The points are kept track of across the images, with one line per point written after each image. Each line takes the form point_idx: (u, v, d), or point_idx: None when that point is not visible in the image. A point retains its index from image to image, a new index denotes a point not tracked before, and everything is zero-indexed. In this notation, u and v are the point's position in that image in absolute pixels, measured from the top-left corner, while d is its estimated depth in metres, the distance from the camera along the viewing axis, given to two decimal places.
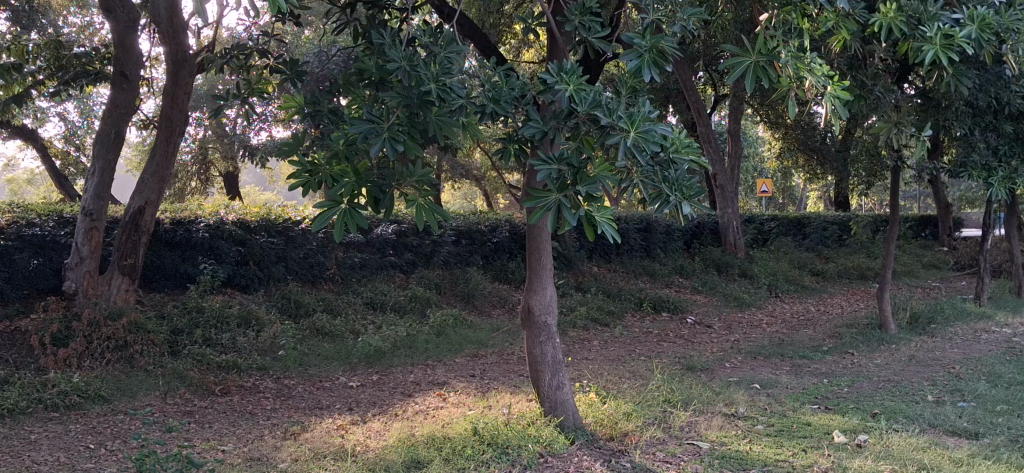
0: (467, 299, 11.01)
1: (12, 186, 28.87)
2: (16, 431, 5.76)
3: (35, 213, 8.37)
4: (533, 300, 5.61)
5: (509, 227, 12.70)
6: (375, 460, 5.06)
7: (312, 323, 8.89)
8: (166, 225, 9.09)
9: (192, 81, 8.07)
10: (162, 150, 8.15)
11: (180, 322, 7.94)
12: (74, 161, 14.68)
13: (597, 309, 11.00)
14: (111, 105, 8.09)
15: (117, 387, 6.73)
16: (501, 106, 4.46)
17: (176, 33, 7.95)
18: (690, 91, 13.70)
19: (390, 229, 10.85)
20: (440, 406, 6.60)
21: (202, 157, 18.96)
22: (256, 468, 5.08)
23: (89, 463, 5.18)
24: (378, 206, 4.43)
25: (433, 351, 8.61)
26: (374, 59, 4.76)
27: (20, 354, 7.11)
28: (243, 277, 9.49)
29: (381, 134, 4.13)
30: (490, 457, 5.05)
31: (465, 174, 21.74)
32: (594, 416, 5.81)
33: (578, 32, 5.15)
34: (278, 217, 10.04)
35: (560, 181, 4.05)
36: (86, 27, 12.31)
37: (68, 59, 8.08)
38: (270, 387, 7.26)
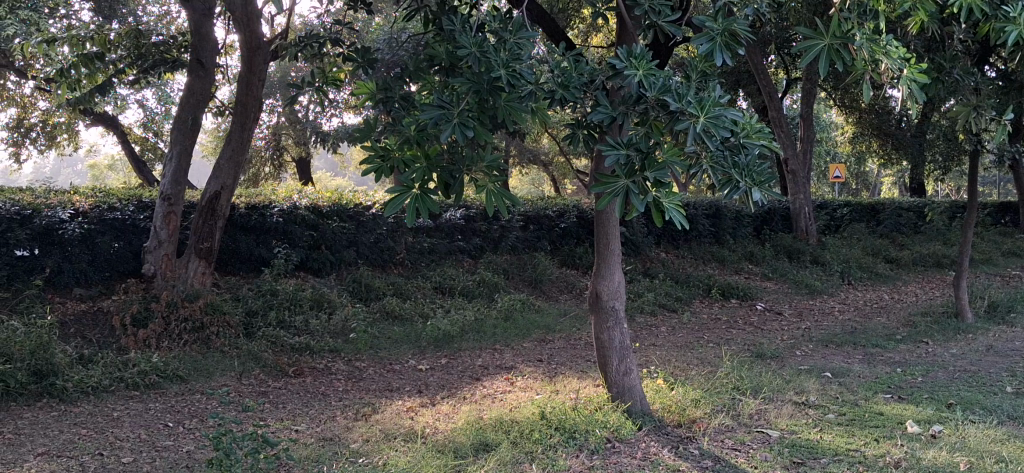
0: (535, 284, 11.05)
1: (92, 171, 29.71)
2: (99, 409, 5.96)
3: (116, 198, 8.61)
4: (600, 285, 5.62)
5: (577, 213, 12.71)
6: (444, 442, 5.13)
7: (383, 306, 9.02)
8: (242, 209, 9.29)
9: (266, 68, 8.18)
10: (237, 136, 8.31)
11: (255, 305, 8.13)
12: (152, 147, 15.09)
13: (665, 296, 10.96)
14: (188, 92, 8.27)
15: (194, 367, 6.92)
16: (570, 92, 4.49)
17: (251, 21, 8.06)
18: (762, 74, 13.50)
19: (459, 213, 10.93)
20: (508, 389, 6.65)
21: (276, 143, 19.35)
22: (328, 448, 5.18)
23: (168, 440, 5.34)
24: (448, 191, 4.46)
25: (500, 335, 8.66)
26: (444, 45, 4.79)
27: (102, 334, 7.35)
28: (316, 261, 9.66)
29: (451, 120, 4.19)
30: (557, 441, 5.07)
31: (533, 159, 21.78)
32: (661, 403, 5.79)
33: (647, 16, 5.08)
34: (350, 201, 10.13)
35: (629, 166, 4.05)
36: (164, 16, 12.67)
37: (148, 48, 8.34)
38: (342, 368, 7.40)
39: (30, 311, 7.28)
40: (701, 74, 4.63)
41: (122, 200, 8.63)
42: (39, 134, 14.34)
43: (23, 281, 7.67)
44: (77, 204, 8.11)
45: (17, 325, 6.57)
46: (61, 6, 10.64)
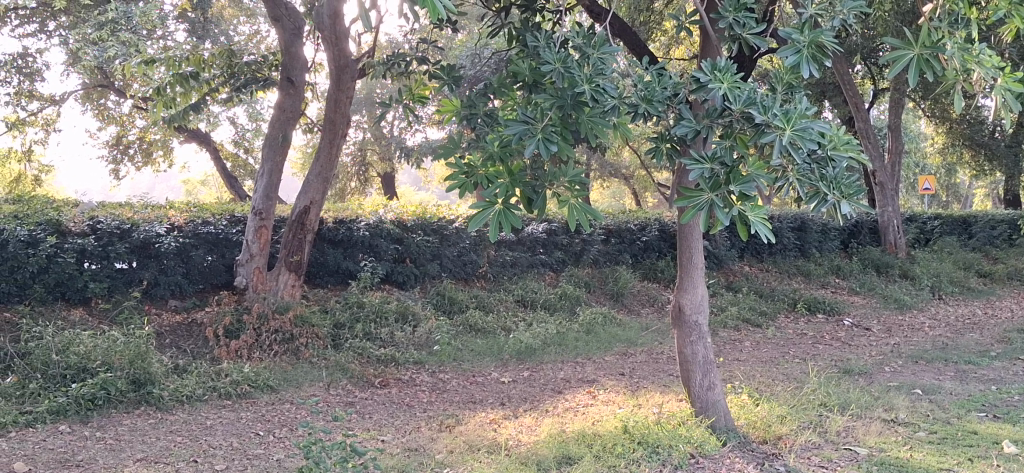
0: (616, 298, 11.03)
1: (186, 186, 30.63)
2: (194, 417, 6.14)
3: (210, 213, 8.91)
4: (683, 299, 5.60)
5: (659, 226, 12.65)
6: (527, 454, 5.17)
7: (466, 319, 9.11)
8: (329, 224, 9.49)
9: (354, 85, 8.34)
10: (326, 152, 8.50)
11: (342, 317, 8.30)
12: (243, 163, 15.52)
13: (749, 310, 10.83)
14: (279, 110, 8.49)
15: (284, 377, 7.09)
16: (654, 106, 4.45)
17: (339, 39, 8.23)
18: (848, 85, 13.25)
19: (540, 227, 10.98)
20: (590, 403, 6.65)
21: (361, 158, 19.73)
22: (414, 458, 5.26)
23: (259, 448, 5.48)
24: (531, 206, 4.50)
25: (582, 349, 8.66)
26: (527, 61, 4.83)
27: (196, 344, 7.57)
28: (400, 274, 9.80)
29: (536, 135, 4.22)
30: (641, 455, 5.05)
31: (614, 173, 21.75)
32: (746, 418, 5.73)
33: (732, 29, 5.02)
34: (433, 216, 10.28)
35: (713, 180, 4.03)
36: (255, 35, 13.07)
37: (240, 67, 8.62)
38: (426, 380, 7.49)
39: (129, 322, 7.54)
40: (787, 86, 4.59)
41: (216, 214, 8.92)
42: (136, 151, 14.90)
43: (122, 292, 7.97)
44: (173, 219, 8.42)
45: (118, 335, 6.83)
46: (158, 28, 11.03)
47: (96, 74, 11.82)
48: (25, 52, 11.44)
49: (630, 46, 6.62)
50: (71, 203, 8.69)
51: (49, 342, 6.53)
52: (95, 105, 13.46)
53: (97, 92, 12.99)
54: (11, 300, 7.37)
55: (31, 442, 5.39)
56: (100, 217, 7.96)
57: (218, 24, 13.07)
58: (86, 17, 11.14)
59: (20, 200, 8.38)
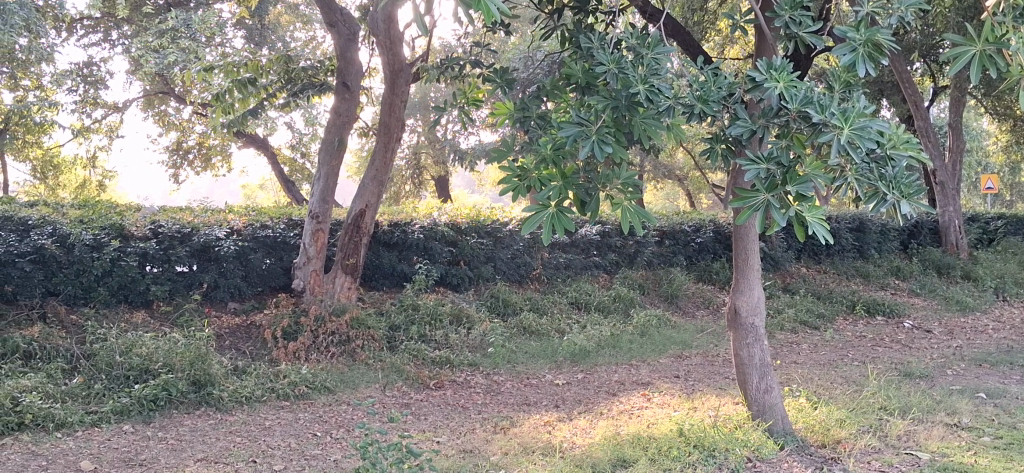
0: (671, 300, 10.96)
1: (245, 191, 31.09)
2: (253, 418, 6.23)
3: (268, 217, 9.05)
4: (739, 301, 5.54)
5: (714, 227, 12.56)
6: (582, 457, 5.16)
7: (520, 321, 9.12)
8: (384, 227, 9.58)
9: (408, 90, 8.37)
10: (380, 156, 8.57)
11: (397, 319, 8.37)
12: (300, 167, 15.73)
13: (806, 312, 10.69)
14: (334, 115, 8.57)
15: (340, 378, 7.17)
16: (709, 106, 4.42)
17: (394, 44, 8.25)
18: (907, 83, 13.00)
19: (594, 230, 10.96)
20: (645, 406, 6.61)
21: (415, 162, 19.90)
22: (468, 460, 5.28)
23: (317, 449, 5.55)
24: (584, 209, 4.48)
25: (637, 351, 8.62)
26: (580, 63, 4.82)
27: (254, 346, 7.69)
28: (455, 276, 9.84)
29: (589, 137, 4.21)
30: (696, 459, 5.00)
31: (667, 175, 21.61)
32: (804, 422, 5.66)
33: (788, 27, 4.94)
34: (487, 218, 10.32)
35: (769, 181, 3.97)
36: (310, 41, 13.26)
37: (297, 72, 8.72)
38: (481, 382, 7.52)
39: (189, 325, 7.66)
40: (845, 85, 4.53)
41: (273, 218, 9.06)
42: (196, 156, 15.18)
43: (183, 295, 8.11)
44: (232, 223, 8.57)
45: (178, 338, 6.97)
46: (217, 35, 11.22)
47: (158, 81, 12.06)
48: (90, 61, 11.74)
49: (684, 45, 6.61)
50: (134, 208, 8.87)
51: (112, 345, 6.69)
52: (156, 111, 13.75)
53: (158, 98, 13.26)
54: (76, 303, 7.52)
55: (96, 441, 5.52)
56: (162, 221, 8.15)
57: (275, 30, 13.29)
58: (148, 26, 11.39)
59: (84, 206, 8.58)
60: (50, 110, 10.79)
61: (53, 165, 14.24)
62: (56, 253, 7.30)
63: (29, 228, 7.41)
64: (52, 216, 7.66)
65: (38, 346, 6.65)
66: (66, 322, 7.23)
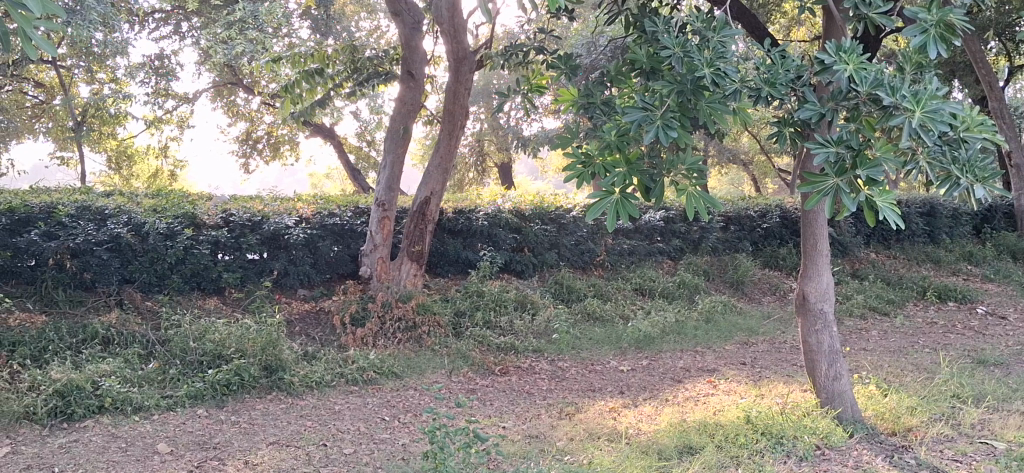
0: (737, 286, 10.85)
1: (311, 180, 31.40)
2: (323, 402, 6.35)
3: (335, 205, 9.19)
4: (808, 287, 5.47)
5: (781, 213, 12.41)
6: (648, 443, 5.16)
7: (584, 307, 9.13)
8: (449, 214, 9.66)
9: (472, 77, 8.35)
10: (445, 144, 8.61)
11: (463, 305, 8.45)
12: (366, 155, 15.91)
13: (875, 298, 10.50)
14: (400, 103, 8.63)
15: (407, 364, 7.25)
16: (777, 89, 4.37)
17: (457, 32, 8.20)
18: (981, 64, 12.54)
19: (658, 216, 10.90)
20: (711, 393, 6.57)
21: (479, 148, 20.02)
22: (535, 445, 5.31)
23: (385, 433, 5.63)
24: (648, 195, 4.45)
25: (703, 338, 8.56)
26: (645, 48, 4.78)
27: (324, 332, 7.82)
28: (519, 263, 9.89)
29: (654, 122, 4.20)
30: (764, 446, 4.97)
31: (732, 159, 21.28)
32: (874, 410, 5.58)
33: (857, 8, 4.84)
34: (551, 205, 10.34)
35: (839, 165, 3.92)
36: (375, 30, 13.39)
37: (363, 62, 8.79)
38: (546, 368, 7.54)
39: (260, 311, 7.82)
40: (916, 66, 4.42)
41: (340, 206, 9.20)
42: (264, 146, 15.43)
43: (254, 282, 8.27)
44: (301, 211, 8.72)
45: (250, 323, 7.12)
46: (284, 25, 11.37)
47: (226, 72, 12.29)
48: (161, 54, 12.01)
49: (748, 28, 6.50)
50: (206, 197, 9.06)
51: (187, 331, 6.86)
52: (226, 102, 14.00)
53: (227, 89, 13.52)
54: (151, 290, 7.72)
55: (172, 424, 5.67)
56: (233, 210, 8.32)
57: (340, 21, 13.44)
58: (216, 18, 11.59)
59: (158, 195, 8.79)
60: (124, 102, 11.06)
61: (127, 156, 14.62)
62: (132, 241, 7.49)
63: (107, 217, 7.60)
64: (128, 205, 7.87)
65: (116, 332, 6.85)
66: (142, 308, 7.44)
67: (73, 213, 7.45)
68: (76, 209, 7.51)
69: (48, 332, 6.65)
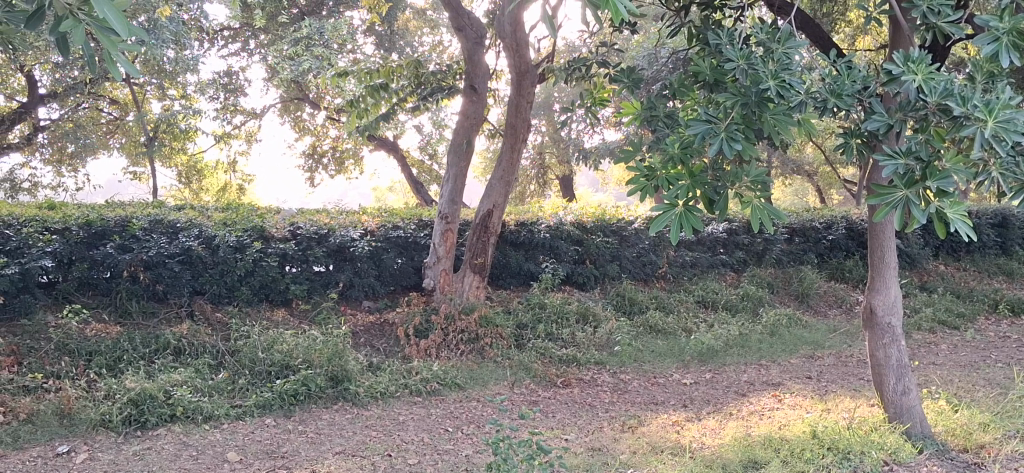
0: (802, 299, 10.71)
1: (375, 194, 31.80)
2: (387, 413, 6.42)
3: (399, 218, 9.33)
4: (875, 300, 5.39)
5: (847, 224, 12.24)
6: (713, 458, 5.12)
7: (646, 320, 9.09)
8: (511, 227, 9.72)
9: (534, 91, 8.38)
10: (507, 157, 8.66)
11: (525, 317, 8.47)
12: (428, 169, 16.09)
13: (945, 312, 10.28)
14: (463, 117, 8.70)
15: (470, 375, 7.29)
16: (842, 100, 4.35)
17: (520, 46, 8.24)
18: None
19: (721, 228, 10.83)
20: (776, 407, 6.50)
21: (540, 161, 20.10)
22: (598, 457, 5.31)
23: (449, 444, 5.68)
24: (712, 207, 4.45)
25: (767, 351, 8.46)
26: (709, 60, 4.76)
27: (388, 343, 7.92)
28: (581, 275, 9.90)
29: (719, 134, 4.16)
30: (831, 462, 4.89)
31: (796, 171, 20.97)
32: (944, 425, 5.47)
33: (926, 17, 4.75)
34: (613, 217, 10.34)
35: (908, 176, 3.86)
36: (438, 45, 13.55)
37: (427, 77, 8.89)
38: (607, 380, 7.53)
39: (327, 322, 7.94)
40: (988, 75, 4.33)
41: (404, 219, 9.32)
42: (330, 160, 15.68)
43: (320, 294, 8.41)
44: (366, 224, 8.88)
45: (317, 335, 7.25)
46: (349, 42, 11.57)
47: (292, 88, 12.55)
48: (230, 71, 12.32)
49: (812, 38, 6.48)
50: (274, 210, 9.26)
51: (255, 341, 7.01)
52: (292, 117, 14.26)
53: (294, 104, 13.79)
54: (221, 302, 7.89)
55: (241, 433, 5.78)
56: (300, 223, 8.49)
57: (404, 36, 13.65)
58: (283, 34, 11.84)
59: (228, 209, 8.99)
60: (194, 118, 11.36)
61: (197, 170, 14.99)
62: (203, 253, 7.67)
63: (178, 231, 7.84)
64: (199, 219, 8.10)
65: (187, 342, 7.02)
66: (212, 320, 7.59)
67: (145, 226, 7.72)
68: (149, 223, 7.77)
69: (123, 342, 6.84)
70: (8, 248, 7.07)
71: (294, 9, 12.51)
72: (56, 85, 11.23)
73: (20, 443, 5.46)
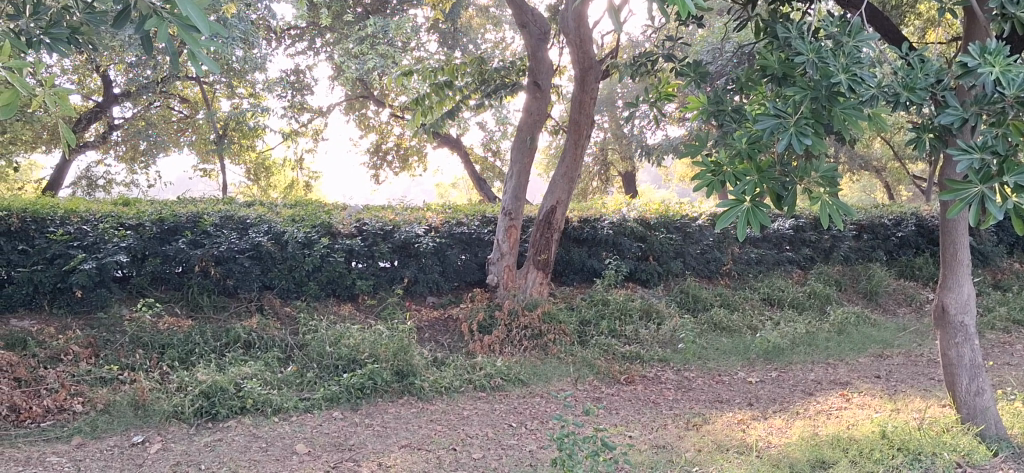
0: (870, 297, 10.52)
1: (439, 190, 32.06)
2: (452, 407, 6.47)
3: (463, 214, 9.40)
4: (947, 298, 5.27)
5: (917, 221, 12.00)
6: (779, 457, 5.06)
7: (711, 317, 9.01)
8: (574, 223, 9.72)
9: (597, 87, 8.34)
10: (570, 154, 8.64)
11: (588, 314, 8.47)
12: (491, 165, 16.16)
13: (1019, 311, 10.02)
14: (526, 113, 8.70)
15: (533, 371, 7.30)
16: (915, 94, 4.27)
17: (584, 42, 8.22)
18: None
19: (787, 224, 10.69)
20: (844, 406, 6.40)
21: (603, 157, 20.07)
22: (662, 455, 5.29)
23: (513, 439, 5.70)
24: (780, 204, 4.38)
25: (835, 350, 8.33)
26: (777, 54, 4.69)
27: (452, 338, 7.97)
28: (644, 271, 9.86)
29: (788, 129, 4.08)
30: (901, 462, 4.79)
31: (864, 166, 20.60)
32: (1020, 428, 5.34)
33: (1003, 7, 4.63)
34: (676, 213, 10.27)
35: (984, 171, 3.76)
36: (501, 42, 13.60)
37: (490, 74, 8.93)
38: (671, 378, 7.48)
39: (392, 317, 8.02)
40: None
41: (468, 215, 9.38)
42: (394, 157, 15.85)
43: (386, 289, 8.51)
44: (430, 220, 8.96)
45: (383, 329, 7.34)
46: (413, 40, 11.68)
47: (357, 86, 12.70)
48: (297, 69, 12.51)
49: (880, 31, 6.32)
50: (341, 206, 9.39)
51: (323, 336, 7.12)
52: (357, 115, 14.43)
53: (359, 102, 13.96)
54: (290, 296, 8.03)
55: (309, 426, 5.87)
56: (366, 220, 8.60)
57: (467, 33, 13.74)
58: (349, 33, 11.98)
59: (296, 205, 9.14)
60: (262, 116, 11.56)
61: (265, 167, 15.27)
62: (272, 249, 7.82)
63: (248, 226, 8.01)
64: (269, 216, 8.25)
65: (257, 336, 7.15)
66: (281, 314, 7.71)
67: (217, 222, 7.89)
68: (220, 219, 7.95)
69: (194, 336, 6.99)
70: (85, 243, 7.28)
71: (359, 8, 12.64)
72: (130, 84, 11.52)
73: (98, 432, 5.61)
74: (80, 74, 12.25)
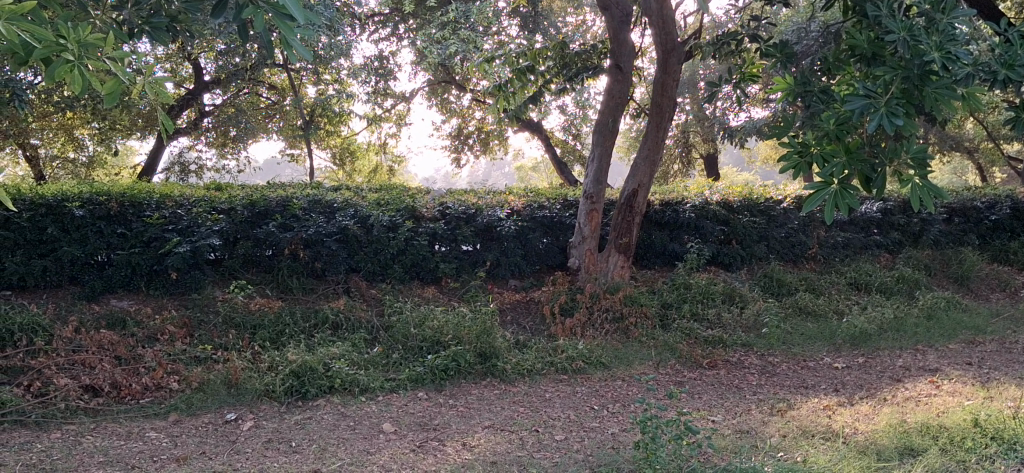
0: (961, 282, 10.23)
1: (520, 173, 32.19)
2: (535, 389, 6.52)
3: (545, 197, 9.43)
4: None
5: (1012, 203, 11.62)
6: (867, 443, 4.99)
7: (795, 302, 8.89)
8: (656, 206, 9.67)
9: (680, 68, 8.26)
10: (652, 136, 8.60)
11: (669, 298, 8.44)
12: (572, 148, 16.14)
13: None
14: (608, 96, 8.69)
15: (615, 354, 7.30)
16: (1016, 71, 4.15)
17: (666, 24, 8.15)
18: None
19: (875, 207, 10.47)
20: (934, 393, 6.25)
21: (684, 139, 19.88)
22: (745, 440, 5.25)
23: (595, 422, 5.72)
24: (869, 186, 4.26)
25: (924, 336, 8.13)
26: (868, 34, 4.60)
27: (534, 321, 8.02)
28: (727, 255, 9.76)
29: (878, 110, 3.93)
30: (994, 452, 4.66)
31: (956, 147, 20.00)
32: None
33: None
34: (760, 196, 10.13)
35: None
36: (582, 25, 13.56)
37: (572, 57, 8.91)
38: (755, 363, 7.41)
39: (475, 300, 8.11)
40: None
41: (550, 198, 9.42)
42: (475, 141, 15.93)
43: (469, 272, 8.60)
44: (512, 204, 9.02)
45: (466, 312, 7.43)
46: (495, 24, 11.71)
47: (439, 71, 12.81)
48: (380, 55, 12.65)
49: (976, 6, 6.13)
50: (425, 190, 9.51)
51: (407, 318, 7.24)
52: (439, 99, 14.54)
53: (442, 86, 14.09)
54: (375, 279, 8.19)
55: (395, 406, 5.99)
56: (449, 203, 8.71)
57: (548, 16, 13.73)
58: (431, 18, 12.08)
59: (381, 189, 9.29)
60: (347, 101, 11.74)
61: (350, 152, 15.54)
62: (358, 232, 7.98)
63: (335, 210, 8.17)
64: (355, 200, 8.41)
65: (343, 317, 7.31)
66: (367, 296, 7.85)
67: (305, 206, 8.06)
68: (308, 203, 8.11)
69: (284, 317, 7.17)
70: (181, 228, 7.55)
71: None
72: (221, 72, 11.83)
73: (193, 409, 5.81)
74: (172, 63, 12.62)
